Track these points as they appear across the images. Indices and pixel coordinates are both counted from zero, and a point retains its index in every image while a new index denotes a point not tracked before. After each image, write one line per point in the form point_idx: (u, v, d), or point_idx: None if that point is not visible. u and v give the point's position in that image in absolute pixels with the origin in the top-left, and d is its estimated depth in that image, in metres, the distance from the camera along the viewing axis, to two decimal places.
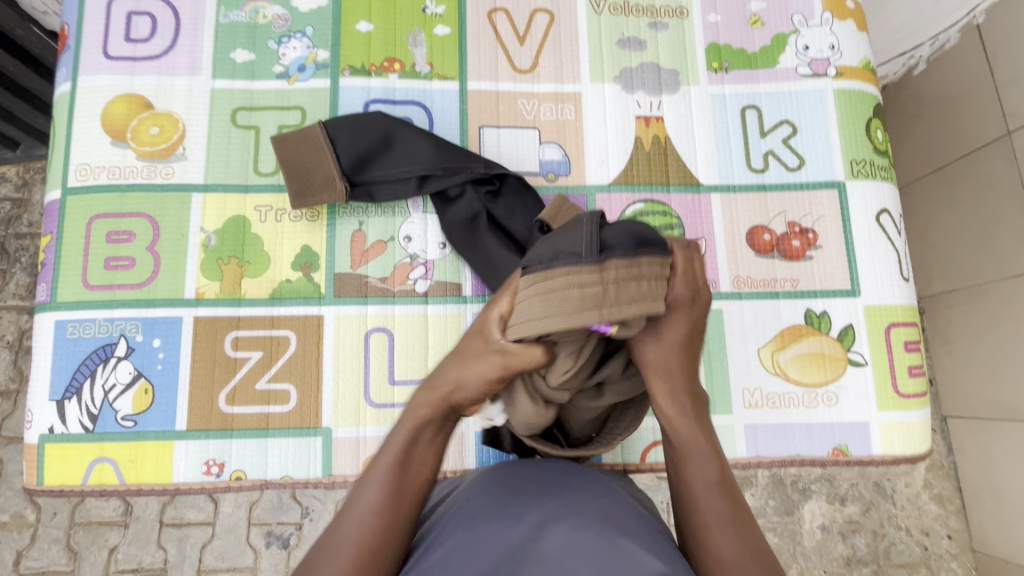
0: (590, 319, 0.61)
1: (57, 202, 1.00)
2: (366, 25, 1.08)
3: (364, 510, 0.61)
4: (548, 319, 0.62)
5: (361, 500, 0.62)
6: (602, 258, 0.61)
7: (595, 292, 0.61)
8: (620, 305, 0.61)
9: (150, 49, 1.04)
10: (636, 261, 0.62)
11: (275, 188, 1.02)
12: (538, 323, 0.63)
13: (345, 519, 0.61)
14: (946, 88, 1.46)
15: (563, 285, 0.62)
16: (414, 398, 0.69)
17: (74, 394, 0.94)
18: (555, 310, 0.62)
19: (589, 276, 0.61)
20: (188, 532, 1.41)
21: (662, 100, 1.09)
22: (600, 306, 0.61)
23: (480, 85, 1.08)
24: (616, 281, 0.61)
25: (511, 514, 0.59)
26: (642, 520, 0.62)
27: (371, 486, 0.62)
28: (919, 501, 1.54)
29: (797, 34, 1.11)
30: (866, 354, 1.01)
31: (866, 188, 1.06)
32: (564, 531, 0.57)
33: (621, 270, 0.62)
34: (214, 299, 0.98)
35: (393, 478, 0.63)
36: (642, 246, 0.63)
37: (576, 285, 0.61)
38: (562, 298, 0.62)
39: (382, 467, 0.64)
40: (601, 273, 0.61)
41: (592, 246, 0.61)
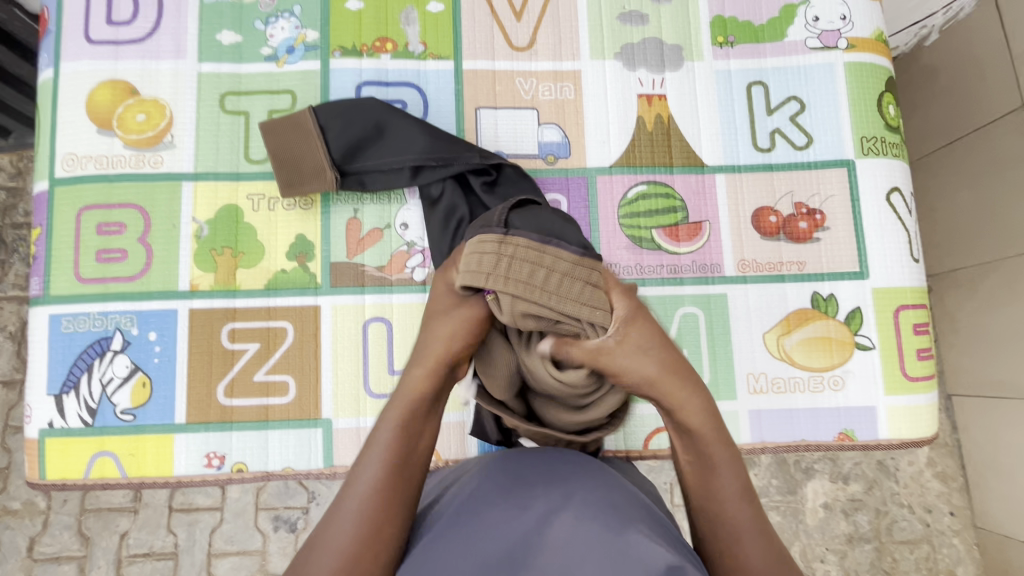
0: (479, 282, 0.66)
1: (45, 193, 0.98)
2: (357, 3, 1.04)
3: (359, 496, 0.60)
4: (473, 278, 0.66)
5: (362, 476, 0.61)
6: (506, 230, 0.67)
7: (490, 258, 0.66)
8: (507, 276, 0.65)
9: (134, 33, 1.00)
10: (542, 247, 0.66)
11: (266, 176, 1.00)
12: (476, 276, 0.66)
13: (344, 503, 0.60)
14: (959, 60, 1.40)
15: (477, 251, 0.67)
16: (409, 374, 0.67)
17: (72, 388, 0.94)
18: (476, 275, 0.66)
19: (491, 244, 0.66)
20: (197, 517, 1.42)
21: (665, 77, 1.05)
22: (492, 272, 0.65)
23: (476, 64, 1.04)
24: (512, 257, 0.65)
25: (514, 506, 0.58)
26: (648, 511, 0.60)
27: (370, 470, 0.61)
28: (922, 478, 1.54)
29: (807, 5, 1.06)
30: (874, 337, 0.99)
31: (876, 167, 1.02)
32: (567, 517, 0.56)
33: (524, 248, 0.66)
34: (209, 290, 0.97)
35: (390, 454, 0.62)
36: (549, 238, 0.67)
37: (482, 251, 0.66)
38: (480, 261, 0.66)
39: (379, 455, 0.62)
40: (500, 242, 0.66)
41: (501, 223, 0.68)
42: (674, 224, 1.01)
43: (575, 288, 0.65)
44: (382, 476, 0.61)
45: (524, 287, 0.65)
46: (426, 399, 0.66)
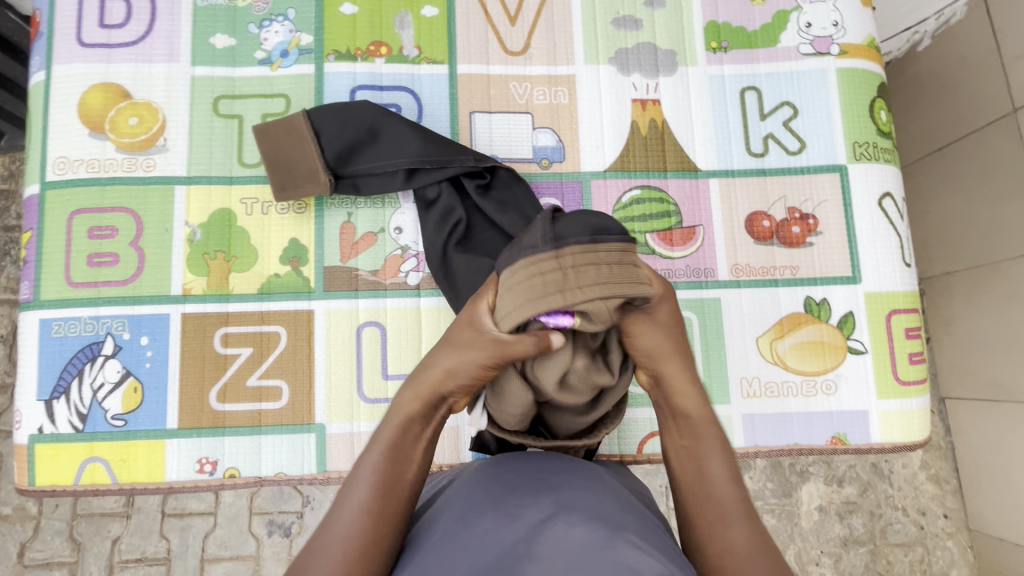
0: (550, 304, 0.57)
1: (36, 196, 0.97)
2: (351, 7, 1.04)
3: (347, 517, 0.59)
4: (522, 307, 0.59)
5: (352, 500, 0.61)
6: (559, 243, 0.57)
7: (554, 279, 0.57)
8: (580, 290, 0.57)
9: (127, 36, 1.00)
10: (594, 248, 0.57)
11: (260, 180, 0.99)
12: (521, 309, 0.59)
13: (334, 516, 0.60)
14: (950, 65, 1.42)
15: (528, 271, 0.59)
16: (400, 396, 0.67)
17: (62, 394, 0.93)
18: (531, 300, 0.58)
19: (547, 263, 0.57)
20: (190, 522, 1.41)
21: (659, 82, 1.06)
22: (563, 289, 0.57)
23: (471, 69, 1.04)
24: (574, 266, 0.57)
25: (506, 513, 0.57)
26: (640, 518, 0.59)
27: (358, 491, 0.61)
28: (916, 481, 1.55)
29: (799, 10, 1.07)
30: (867, 341, 0.99)
31: (868, 171, 1.03)
32: (557, 524, 0.55)
33: (579, 254, 0.57)
34: (201, 295, 0.96)
35: (380, 479, 0.62)
36: (600, 234, 0.58)
37: (537, 273, 0.58)
38: (530, 286, 0.58)
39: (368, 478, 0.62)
40: (557, 257, 0.57)
41: (547, 234, 0.58)
42: (668, 228, 1.02)
43: (632, 287, 0.59)
44: (370, 500, 0.60)
45: (591, 302, 0.57)
46: (417, 419, 0.66)
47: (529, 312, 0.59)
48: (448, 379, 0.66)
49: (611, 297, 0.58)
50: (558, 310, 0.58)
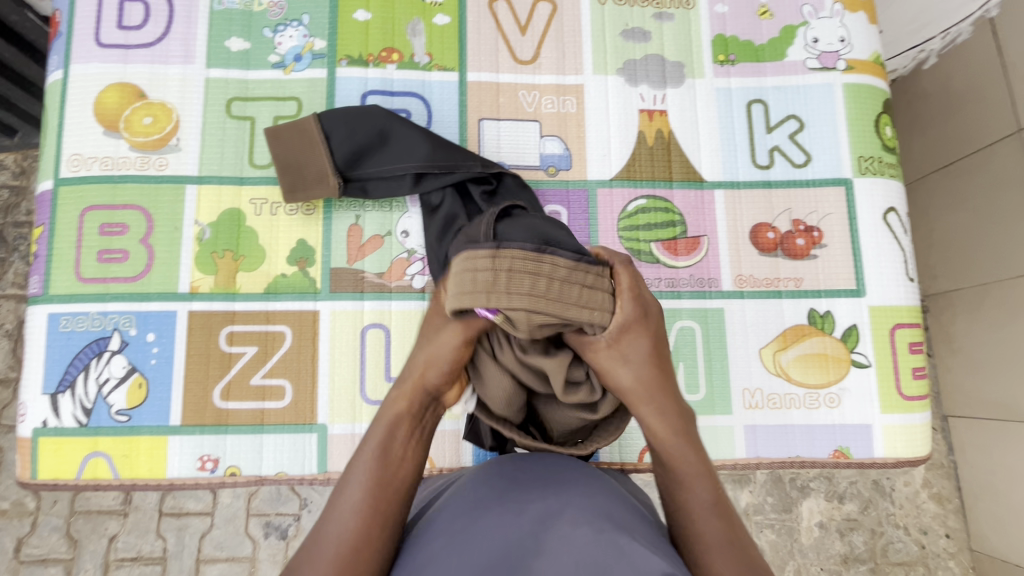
0: (478, 302, 0.62)
1: (49, 192, 0.98)
2: (364, 14, 1.05)
3: (344, 512, 0.60)
4: (464, 297, 0.63)
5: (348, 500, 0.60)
6: (498, 244, 0.61)
7: (486, 276, 0.61)
8: (505, 294, 0.61)
9: (144, 37, 1.02)
10: (538, 258, 0.61)
11: (270, 181, 1.01)
12: (466, 298, 0.63)
13: (332, 517, 0.60)
14: (956, 82, 1.43)
15: (469, 265, 0.63)
16: (392, 396, 0.68)
17: (68, 388, 0.94)
18: (467, 295, 0.63)
19: (482, 261, 0.62)
20: (187, 522, 1.41)
21: (666, 93, 1.07)
22: (490, 290, 0.61)
23: (480, 76, 1.06)
24: (507, 270, 0.61)
25: (511, 509, 0.58)
26: (642, 520, 0.60)
27: (351, 491, 0.61)
28: (918, 500, 1.53)
29: (807, 26, 1.08)
30: (870, 355, 0.99)
31: (873, 186, 1.03)
32: (563, 521, 0.56)
33: (519, 260, 0.61)
34: (209, 293, 0.97)
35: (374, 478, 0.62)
36: (546, 246, 0.63)
37: (473, 270, 0.62)
38: (475, 279, 0.62)
39: (362, 476, 0.62)
40: (493, 257, 0.61)
41: (491, 236, 0.63)
42: (672, 237, 1.02)
43: (566, 301, 0.62)
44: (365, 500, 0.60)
45: (515, 307, 0.61)
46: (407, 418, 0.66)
47: (469, 306, 0.63)
48: (429, 368, 0.68)
49: (540, 309, 0.61)
50: (488, 305, 0.62)
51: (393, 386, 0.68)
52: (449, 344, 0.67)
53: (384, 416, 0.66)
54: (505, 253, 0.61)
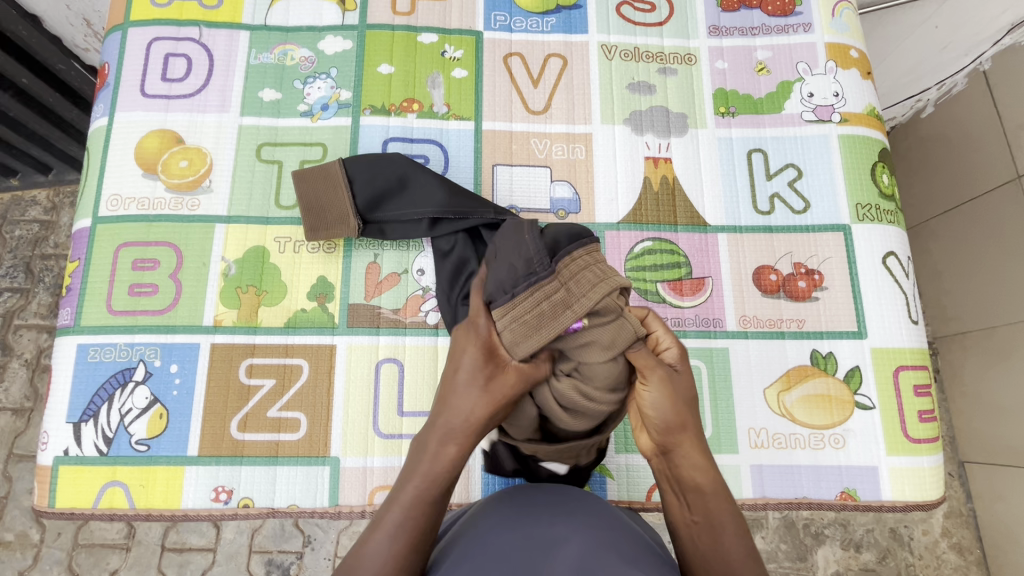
0: (564, 320, 0.69)
1: (86, 230, 1.04)
2: (388, 67, 1.13)
3: (386, 529, 0.65)
4: (541, 325, 0.70)
5: (387, 528, 0.65)
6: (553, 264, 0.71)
7: (559, 293, 0.70)
8: (581, 297, 0.70)
9: (185, 88, 1.10)
10: (580, 255, 0.72)
11: (294, 221, 1.06)
12: (549, 322, 0.70)
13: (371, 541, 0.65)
14: (954, 132, 1.48)
15: (537, 295, 0.70)
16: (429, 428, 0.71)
17: (91, 417, 0.97)
18: (549, 318, 0.70)
19: (549, 284, 0.70)
20: (190, 558, 1.40)
21: (670, 142, 1.13)
22: (570, 305, 0.70)
23: (495, 125, 1.12)
24: (571, 277, 0.71)
25: (524, 529, 0.62)
26: (643, 541, 0.64)
27: (393, 514, 0.66)
28: (937, 550, 1.50)
29: (802, 81, 1.15)
30: (874, 397, 1.00)
31: (871, 232, 1.07)
32: (571, 539, 0.60)
33: (571, 264, 0.71)
34: (231, 326, 1.01)
35: (412, 507, 0.66)
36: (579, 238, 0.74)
37: (543, 295, 0.70)
38: (549, 302, 0.70)
39: (404, 499, 0.67)
40: (556, 275, 0.70)
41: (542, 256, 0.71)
42: (677, 278, 1.06)
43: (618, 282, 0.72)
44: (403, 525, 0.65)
45: (597, 303, 0.70)
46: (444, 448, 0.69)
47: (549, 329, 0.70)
48: (469, 411, 0.70)
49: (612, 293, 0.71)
50: (574, 323, 0.70)
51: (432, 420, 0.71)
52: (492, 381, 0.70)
53: (424, 448, 0.70)
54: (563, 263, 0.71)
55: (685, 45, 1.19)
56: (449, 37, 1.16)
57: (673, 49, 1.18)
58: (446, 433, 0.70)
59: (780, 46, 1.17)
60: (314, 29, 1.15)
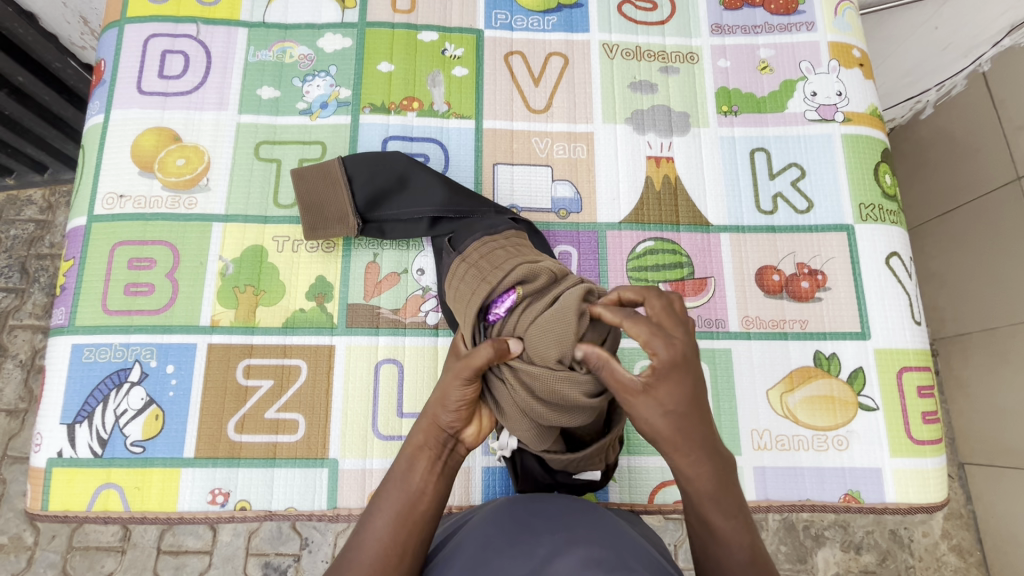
0: (482, 291, 0.75)
1: (82, 228, 1.03)
2: (387, 65, 1.12)
3: (371, 542, 0.62)
4: (471, 300, 0.76)
5: (375, 535, 0.62)
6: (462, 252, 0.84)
7: (473, 269, 0.80)
8: (495, 268, 0.78)
9: (182, 86, 1.09)
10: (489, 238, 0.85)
11: (293, 219, 1.05)
12: (471, 295, 0.76)
13: (357, 549, 0.62)
14: (955, 133, 1.48)
15: (461, 279, 0.80)
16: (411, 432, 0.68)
17: (85, 418, 0.95)
18: (469, 291, 0.77)
19: (460, 267, 0.82)
20: (185, 561, 1.39)
21: (672, 141, 1.12)
22: (484, 277, 0.77)
23: (496, 124, 1.11)
24: (478, 257, 0.81)
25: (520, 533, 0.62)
26: (637, 540, 0.65)
27: (377, 521, 0.63)
28: (938, 552, 1.49)
29: (805, 81, 1.14)
30: (878, 398, 1.00)
31: (874, 232, 1.06)
32: (572, 541, 0.59)
33: (478, 248, 0.83)
34: (228, 326, 1.00)
35: (401, 512, 0.63)
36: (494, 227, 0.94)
37: (461, 277, 0.80)
38: (467, 279, 0.79)
39: (387, 508, 0.64)
40: (462, 256, 0.83)
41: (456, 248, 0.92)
42: (679, 278, 1.05)
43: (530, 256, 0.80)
44: (391, 532, 0.62)
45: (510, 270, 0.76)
46: (428, 452, 0.67)
47: (478, 304, 0.74)
48: (441, 409, 0.67)
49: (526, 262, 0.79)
50: (500, 295, 0.73)
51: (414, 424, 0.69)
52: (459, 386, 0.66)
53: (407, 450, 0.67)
54: (470, 250, 0.83)
55: (687, 44, 1.18)
56: (449, 35, 1.15)
57: (675, 47, 1.18)
58: (423, 439, 0.67)
59: (783, 45, 1.16)
60: (314, 27, 1.14)
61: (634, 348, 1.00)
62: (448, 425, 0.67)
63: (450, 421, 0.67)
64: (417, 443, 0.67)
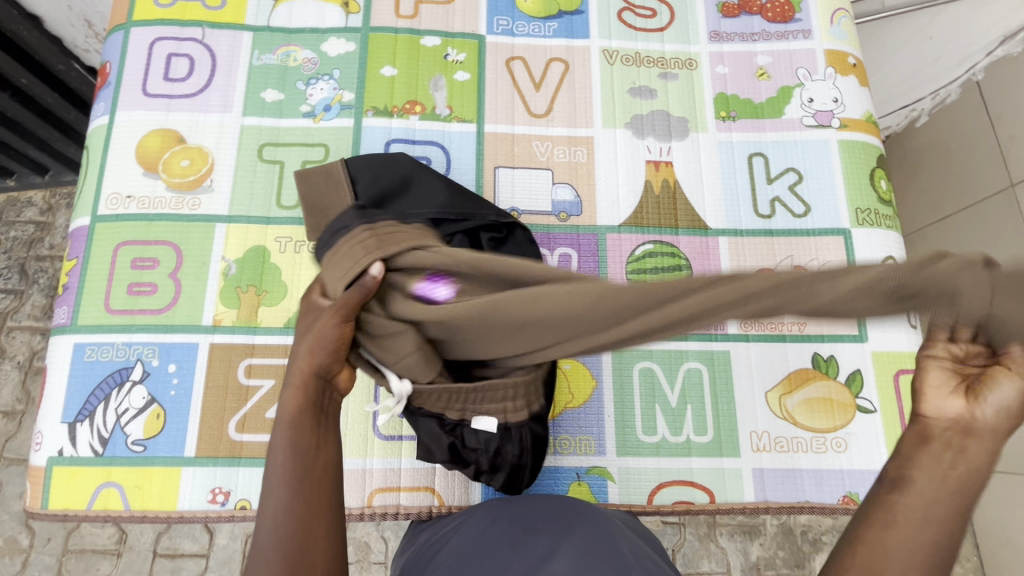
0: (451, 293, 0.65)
1: (85, 228, 1.04)
2: (390, 70, 1.14)
3: (274, 515, 0.55)
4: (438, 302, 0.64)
5: (274, 509, 0.55)
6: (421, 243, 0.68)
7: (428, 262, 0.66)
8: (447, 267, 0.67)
9: (187, 88, 1.10)
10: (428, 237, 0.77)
11: (296, 221, 1.06)
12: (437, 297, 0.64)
13: (261, 532, 0.55)
14: (950, 140, 1.50)
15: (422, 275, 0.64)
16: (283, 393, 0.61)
17: (86, 417, 0.95)
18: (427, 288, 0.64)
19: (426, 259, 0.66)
20: (181, 564, 1.38)
21: (671, 146, 1.14)
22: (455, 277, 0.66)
23: (497, 128, 1.13)
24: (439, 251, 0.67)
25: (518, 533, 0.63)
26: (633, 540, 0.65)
27: (271, 495, 0.56)
28: None
29: (802, 87, 1.16)
30: (875, 401, 1.00)
31: (871, 236, 1.08)
32: (568, 541, 0.60)
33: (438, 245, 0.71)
34: (230, 326, 1.00)
35: (294, 472, 0.57)
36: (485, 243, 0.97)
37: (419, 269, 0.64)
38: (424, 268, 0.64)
39: (279, 476, 0.56)
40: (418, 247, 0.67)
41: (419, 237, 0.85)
42: None
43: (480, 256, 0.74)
44: (288, 496, 0.56)
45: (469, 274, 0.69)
46: (309, 404, 0.61)
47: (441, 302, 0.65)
48: (317, 352, 0.62)
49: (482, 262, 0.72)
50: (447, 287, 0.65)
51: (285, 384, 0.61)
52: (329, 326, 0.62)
53: (286, 412, 0.60)
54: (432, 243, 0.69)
55: (686, 50, 1.20)
56: (451, 40, 1.17)
57: (674, 54, 1.19)
58: (305, 391, 0.61)
59: (780, 52, 1.18)
60: (318, 31, 1.15)
61: (633, 351, 1.03)
62: (325, 368, 0.62)
63: (328, 365, 0.62)
64: (296, 400, 0.60)
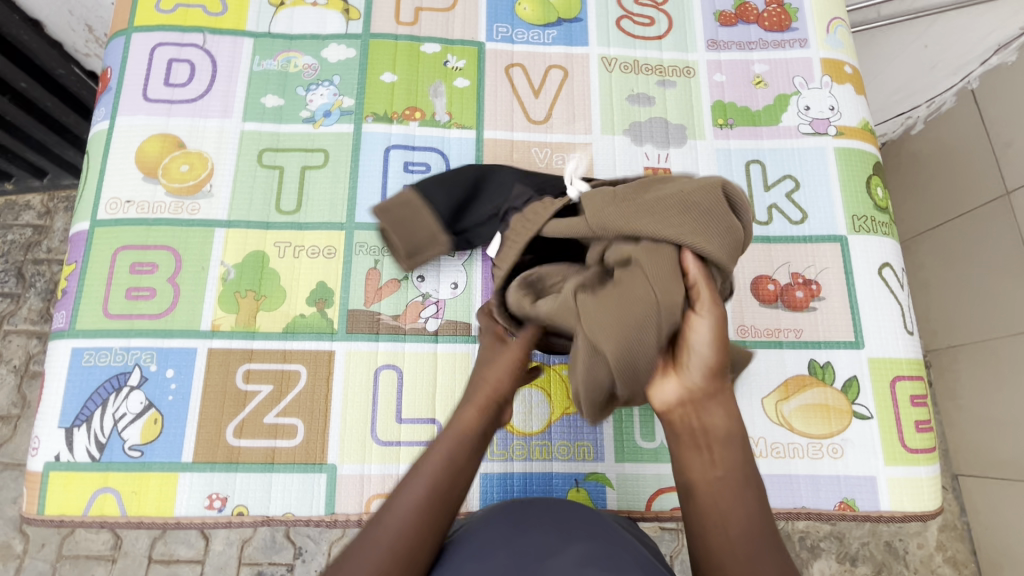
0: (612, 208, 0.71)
1: (84, 233, 1.03)
2: (390, 76, 1.14)
3: (409, 499, 0.66)
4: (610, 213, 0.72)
5: (409, 493, 0.67)
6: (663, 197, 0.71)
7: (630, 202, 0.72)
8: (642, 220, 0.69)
9: (188, 93, 1.10)
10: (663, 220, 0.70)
11: (295, 226, 1.06)
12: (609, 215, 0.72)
13: (396, 506, 0.66)
14: (945, 149, 1.51)
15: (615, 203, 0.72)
16: (460, 411, 0.75)
17: (83, 422, 0.95)
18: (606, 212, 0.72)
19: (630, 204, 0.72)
20: (177, 570, 1.37)
21: (669, 153, 1.14)
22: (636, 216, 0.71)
23: (496, 134, 1.13)
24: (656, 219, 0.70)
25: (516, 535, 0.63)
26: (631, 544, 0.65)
27: (413, 487, 0.67)
28: (933, 563, 1.49)
29: (799, 95, 1.17)
30: (871, 407, 1.01)
31: (867, 243, 1.08)
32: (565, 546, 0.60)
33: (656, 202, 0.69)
34: (229, 331, 1.00)
35: (441, 473, 0.69)
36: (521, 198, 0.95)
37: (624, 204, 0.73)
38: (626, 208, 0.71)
39: (428, 469, 0.69)
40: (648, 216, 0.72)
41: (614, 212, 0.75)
42: None
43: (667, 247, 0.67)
44: (427, 497, 0.67)
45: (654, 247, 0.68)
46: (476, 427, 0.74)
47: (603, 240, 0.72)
48: (501, 386, 0.78)
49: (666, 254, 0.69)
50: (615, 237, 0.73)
51: (461, 403, 0.77)
52: (509, 357, 0.80)
53: (453, 426, 0.74)
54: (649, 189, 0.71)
55: (683, 58, 1.21)
56: (451, 47, 1.17)
57: (673, 61, 1.20)
58: (476, 408, 0.76)
59: (777, 60, 1.19)
60: (318, 38, 1.16)
61: None
62: (501, 402, 0.77)
63: (504, 399, 0.78)
64: (462, 418, 0.74)
